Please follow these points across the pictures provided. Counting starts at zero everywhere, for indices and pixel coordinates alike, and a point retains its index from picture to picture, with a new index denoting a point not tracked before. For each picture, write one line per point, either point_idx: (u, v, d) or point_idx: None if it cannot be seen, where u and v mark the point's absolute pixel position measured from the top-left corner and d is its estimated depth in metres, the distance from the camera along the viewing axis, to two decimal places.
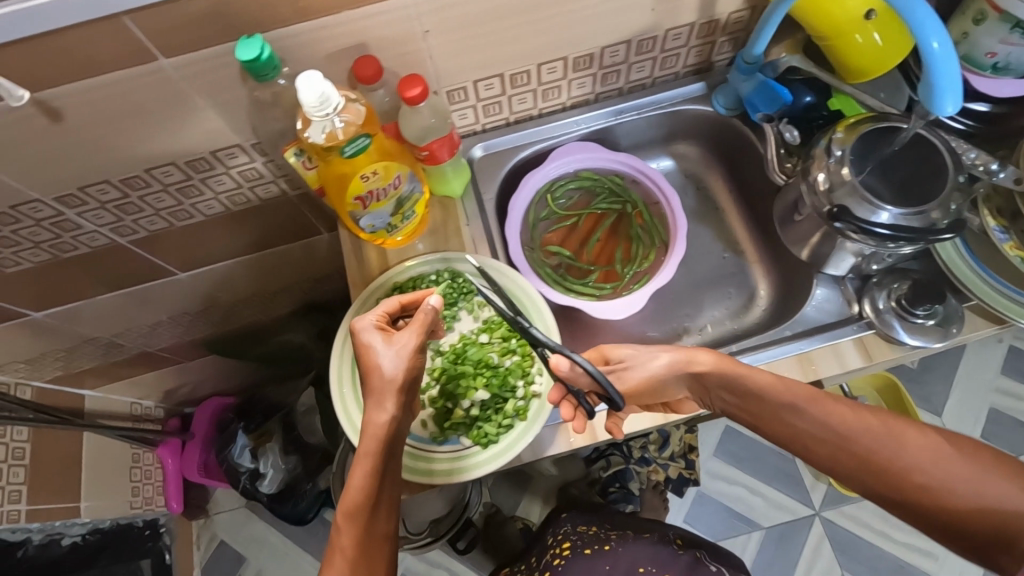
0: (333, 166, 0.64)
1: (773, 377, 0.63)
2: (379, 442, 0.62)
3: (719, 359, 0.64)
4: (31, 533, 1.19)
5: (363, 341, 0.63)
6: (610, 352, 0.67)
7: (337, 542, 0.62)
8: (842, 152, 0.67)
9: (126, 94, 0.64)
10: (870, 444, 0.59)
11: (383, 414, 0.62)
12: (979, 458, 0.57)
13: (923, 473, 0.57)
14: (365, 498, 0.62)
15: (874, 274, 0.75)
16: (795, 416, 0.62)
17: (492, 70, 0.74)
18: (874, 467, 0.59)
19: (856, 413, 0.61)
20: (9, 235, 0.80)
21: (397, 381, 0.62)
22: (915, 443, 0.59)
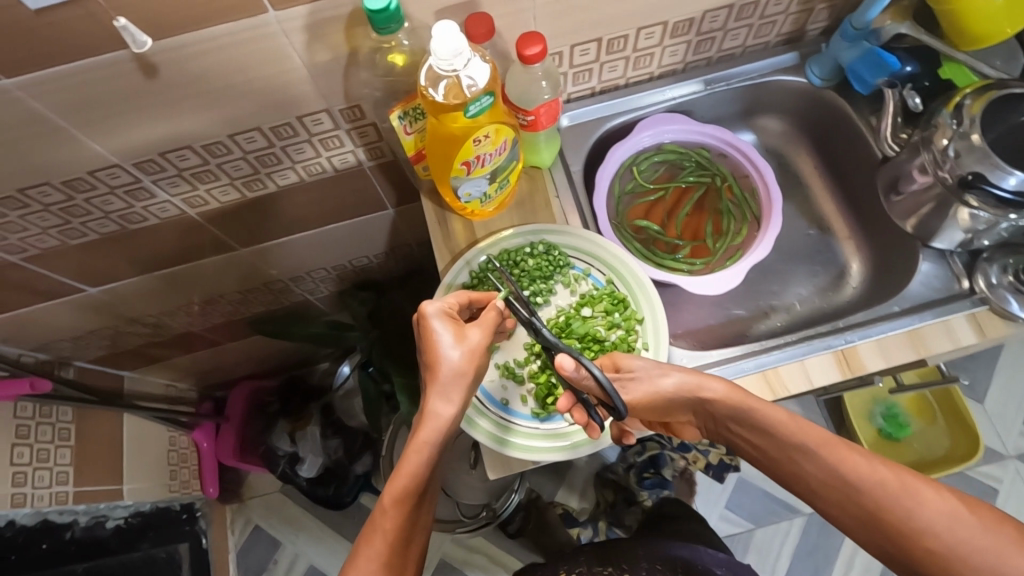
0: (445, 125, 0.61)
1: (789, 416, 0.59)
2: (439, 433, 0.61)
3: (729, 390, 0.61)
4: (76, 515, 1.06)
5: (433, 330, 0.62)
6: (623, 361, 0.65)
7: (375, 530, 0.58)
8: (969, 121, 0.65)
9: (227, 50, 0.61)
10: (880, 499, 0.54)
11: (448, 406, 0.61)
12: (992, 529, 0.52)
13: (935, 537, 0.52)
14: (414, 487, 0.59)
15: (985, 250, 0.73)
16: (803, 458, 0.58)
17: (592, 33, 0.71)
18: (882, 524, 0.54)
19: (869, 461, 0.56)
20: (81, 203, 0.76)
21: (465, 376, 0.62)
22: (927, 503, 0.53)
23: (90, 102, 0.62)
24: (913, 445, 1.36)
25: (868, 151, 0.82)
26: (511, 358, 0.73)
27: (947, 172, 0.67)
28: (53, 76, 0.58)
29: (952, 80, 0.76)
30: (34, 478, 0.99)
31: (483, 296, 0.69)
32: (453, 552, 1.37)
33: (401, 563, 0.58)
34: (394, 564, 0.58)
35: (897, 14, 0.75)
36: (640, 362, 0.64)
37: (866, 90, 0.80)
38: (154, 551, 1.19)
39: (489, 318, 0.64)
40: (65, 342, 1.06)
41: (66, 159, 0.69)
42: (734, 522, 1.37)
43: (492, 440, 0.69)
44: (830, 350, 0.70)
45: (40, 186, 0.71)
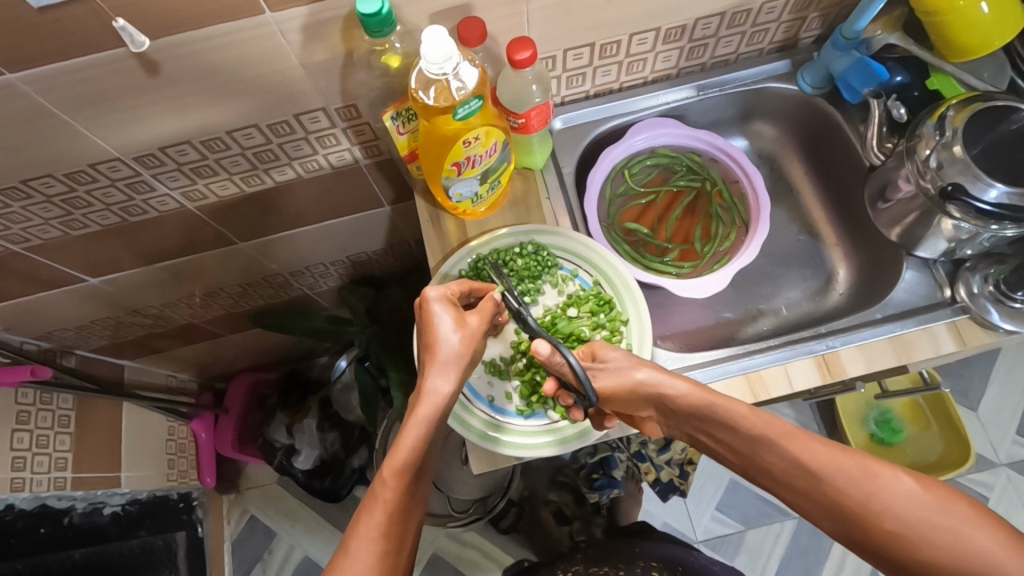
0: (436, 127, 0.62)
1: (748, 408, 0.59)
2: (438, 409, 0.60)
3: (690, 387, 0.62)
4: (74, 501, 1.08)
5: (433, 311, 0.64)
6: (600, 350, 0.68)
7: (373, 502, 0.55)
8: (953, 132, 0.66)
9: (225, 49, 0.62)
10: (839, 484, 0.53)
11: (448, 383, 0.61)
12: (955, 508, 0.49)
13: (898, 521, 0.50)
14: (414, 459, 0.57)
15: (967, 259, 0.74)
16: (763, 449, 0.57)
17: (584, 38, 0.73)
18: (844, 511, 0.52)
19: (828, 447, 0.54)
20: (82, 195, 0.78)
21: (463, 356, 0.62)
22: (886, 487, 0.51)
23: (91, 97, 0.64)
24: (904, 450, 1.37)
25: (857, 159, 0.83)
26: (496, 356, 0.75)
27: (930, 182, 0.68)
28: (56, 72, 0.60)
29: (939, 91, 0.77)
30: (33, 462, 1.02)
31: (482, 286, 0.70)
32: (447, 546, 1.40)
33: (400, 541, 0.54)
34: (392, 539, 0.53)
35: (888, 24, 0.76)
36: (616, 354, 0.67)
37: (856, 98, 0.81)
38: (151, 538, 1.23)
39: (487, 306, 0.66)
40: (66, 331, 1.08)
41: (68, 152, 0.71)
42: (725, 523, 1.39)
43: (478, 435, 0.70)
44: (812, 354, 0.72)
45: (43, 177, 0.73)
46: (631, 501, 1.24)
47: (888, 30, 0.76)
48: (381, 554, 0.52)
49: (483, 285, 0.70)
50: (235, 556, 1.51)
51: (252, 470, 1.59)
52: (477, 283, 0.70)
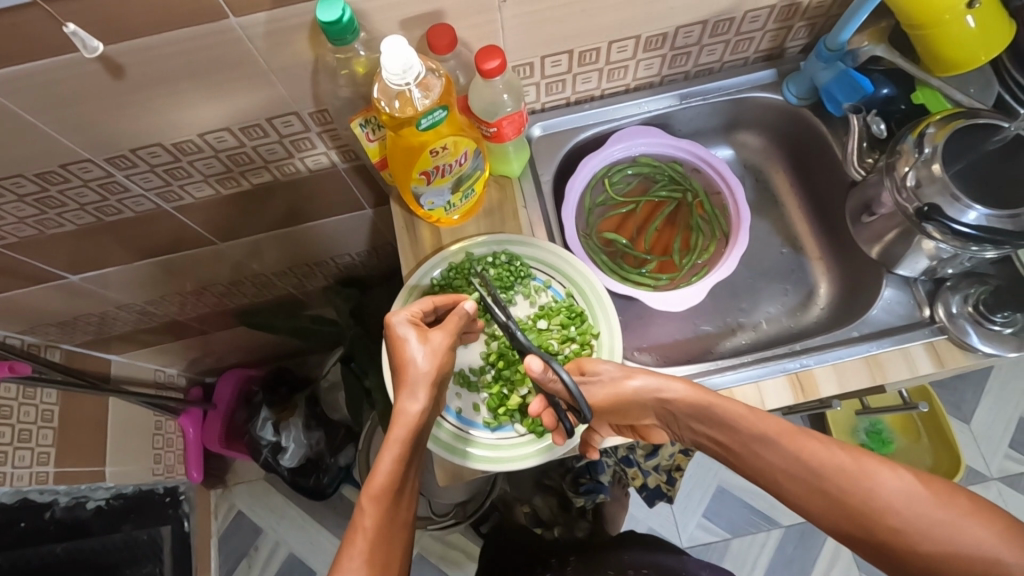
0: (402, 137, 0.62)
1: (747, 408, 0.58)
2: (410, 430, 0.58)
3: (689, 389, 0.61)
4: (56, 495, 1.08)
5: (399, 332, 0.62)
6: (588, 365, 0.66)
7: (355, 531, 0.55)
8: (933, 150, 0.65)
9: (191, 52, 0.61)
10: (839, 481, 0.52)
11: (417, 402, 0.59)
12: (953, 503, 0.49)
13: (898, 516, 0.50)
14: (392, 483, 0.56)
15: (948, 278, 0.73)
16: (762, 449, 0.56)
17: (561, 46, 0.71)
18: (845, 509, 0.52)
19: (826, 446, 0.54)
20: (55, 194, 0.77)
21: (432, 373, 0.60)
22: (886, 484, 0.51)
23: (57, 99, 0.63)
24: (895, 461, 1.36)
25: (841, 173, 0.83)
26: (466, 365, 0.74)
27: (907, 201, 0.67)
28: (18, 74, 0.59)
29: (925, 105, 0.75)
30: (15, 457, 1.00)
31: (450, 297, 0.68)
32: (431, 546, 1.39)
33: (386, 564, 0.54)
34: (377, 564, 0.54)
35: (874, 35, 0.74)
36: (607, 365, 0.66)
37: (839, 111, 0.80)
38: (136, 532, 1.21)
39: (454, 320, 0.64)
40: (50, 327, 1.07)
41: (36, 152, 0.70)
42: (711, 530, 1.38)
43: (441, 444, 0.69)
44: (785, 372, 0.70)
45: (13, 177, 0.72)
46: (617, 507, 1.23)
47: (874, 42, 0.74)
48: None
49: (450, 296, 0.68)
50: (220, 553, 1.49)
51: (240, 464, 1.56)
52: (444, 297, 0.68)
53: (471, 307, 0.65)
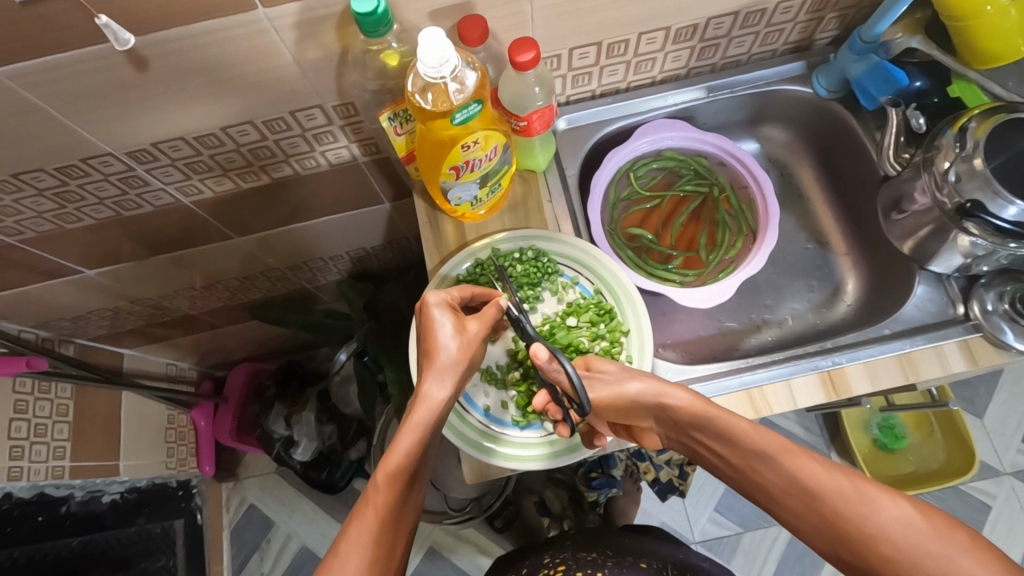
0: (433, 131, 0.61)
1: (747, 423, 0.55)
2: (435, 415, 0.58)
3: (692, 399, 0.59)
4: (72, 490, 1.05)
5: (434, 316, 0.62)
6: (595, 362, 0.65)
7: (366, 506, 0.52)
8: (972, 146, 0.64)
9: (217, 44, 0.60)
10: (834, 504, 0.49)
11: (444, 390, 0.59)
12: (953, 537, 0.45)
13: (892, 545, 0.46)
14: (410, 465, 0.55)
15: (983, 275, 0.72)
16: (760, 465, 0.54)
17: (590, 38, 0.70)
18: (839, 532, 0.49)
19: (826, 467, 0.51)
20: (74, 188, 0.76)
21: (461, 363, 0.60)
22: (883, 511, 0.47)
23: (81, 92, 0.62)
24: (907, 457, 1.35)
25: (870, 168, 0.82)
26: (493, 363, 0.73)
27: (947, 197, 0.66)
28: (43, 67, 0.58)
29: (961, 98, 0.74)
30: (31, 452, 0.99)
31: (485, 291, 0.68)
32: (443, 540, 1.39)
33: (392, 546, 0.52)
34: (384, 543, 0.51)
35: (909, 27, 0.73)
36: (611, 365, 0.65)
37: (872, 104, 0.78)
38: (149, 526, 1.20)
39: (490, 311, 0.63)
40: (65, 322, 1.06)
41: (57, 147, 0.69)
42: (723, 525, 1.37)
43: (468, 443, 0.69)
44: (816, 371, 0.70)
45: (34, 171, 0.71)
46: (628, 501, 1.22)
47: (909, 34, 0.73)
48: (372, 558, 0.50)
49: (487, 290, 0.67)
50: (233, 547, 1.48)
51: (252, 457, 1.54)
52: (479, 288, 0.67)
53: (505, 304, 0.64)
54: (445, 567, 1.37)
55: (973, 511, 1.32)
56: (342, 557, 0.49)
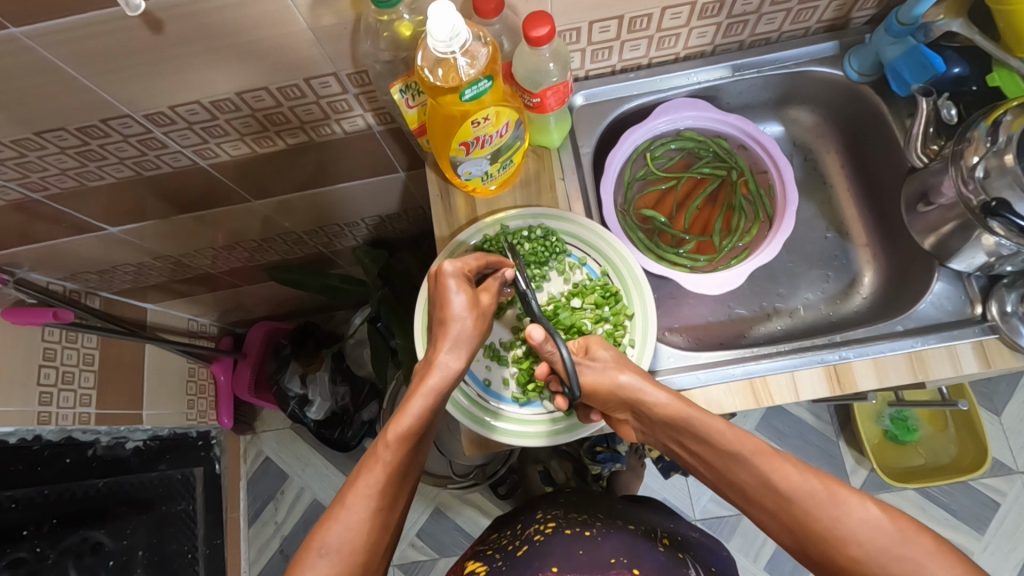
0: (444, 106, 0.60)
1: (724, 424, 0.56)
2: (447, 383, 0.59)
3: (670, 398, 0.59)
4: (98, 434, 1.09)
5: (448, 284, 0.62)
6: (592, 346, 0.65)
7: (372, 462, 0.54)
8: (1006, 141, 0.61)
9: (232, 9, 0.60)
10: (806, 506, 0.50)
11: (458, 360, 0.60)
12: (918, 541, 0.46)
13: (860, 545, 0.47)
14: (420, 428, 0.56)
15: (1006, 275, 0.69)
16: (734, 464, 0.55)
17: (612, 11, 0.67)
18: (809, 533, 0.50)
19: (801, 471, 0.52)
20: (95, 148, 0.78)
21: (475, 334, 0.61)
22: (853, 514, 0.48)
23: (99, 53, 0.63)
24: (917, 449, 1.34)
25: (899, 158, 0.79)
26: (495, 339, 0.74)
27: (972, 192, 0.64)
28: (61, 28, 0.58)
29: (1001, 88, 0.70)
30: (59, 398, 1.04)
31: (500, 260, 0.67)
32: (449, 501, 1.43)
33: (393, 500, 0.55)
34: (387, 496, 0.54)
35: (953, 8, 0.69)
36: (606, 354, 0.64)
37: (905, 91, 0.75)
38: (171, 472, 1.22)
39: (494, 283, 0.66)
40: (90, 275, 1.09)
41: (77, 107, 0.70)
42: (724, 505, 1.38)
43: (466, 416, 0.70)
44: (822, 364, 0.69)
45: (56, 130, 0.73)
46: (632, 476, 1.22)
47: (952, 16, 0.69)
48: (374, 510, 0.53)
49: (500, 260, 0.67)
50: (249, 495, 1.53)
51: (268, 413, 1.59)
52: (495, 258, 0.66)
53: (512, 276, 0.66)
54: (449, 526, 1.41)
55: (980, 507, 1.30)
56: (347, 507, 0.52)
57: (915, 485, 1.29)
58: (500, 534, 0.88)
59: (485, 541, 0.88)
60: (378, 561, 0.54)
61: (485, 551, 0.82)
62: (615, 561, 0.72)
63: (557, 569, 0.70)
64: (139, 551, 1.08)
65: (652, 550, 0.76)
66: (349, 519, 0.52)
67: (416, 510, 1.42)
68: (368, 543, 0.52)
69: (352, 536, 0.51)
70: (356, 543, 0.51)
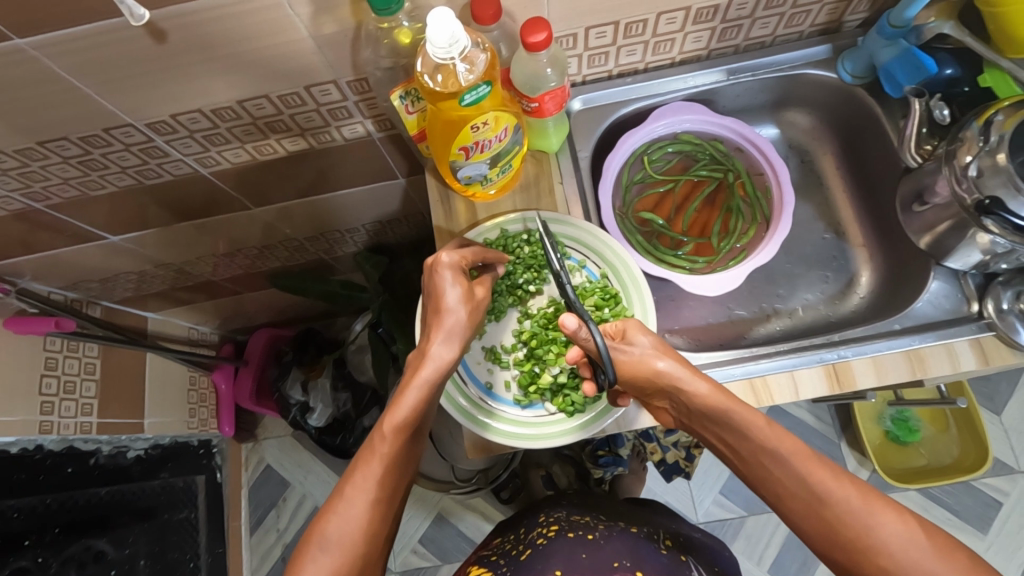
0: (444, 111, 0.61)
1: (764, 421, 0.56)
2: (441, 374, 0.59)
3: (711, 391, 0.58)
4: (99, 443, 1.08)
5: (441, 277, 0.62)
6: (630, 330, 0.63)
7: (370, 454, 0.55)
8: (999, 138, 0.62)
9: (233, 18, 0.60)
10: (842, 513, 0.52)
11: (451, 351, 0.60)
12: (950, 558, 0.49)
13: (892, 558, 0.50)
14: (414, 419, 0.56)
15: (1001, 273, 0.70)
16: (770, 462, 0.55)
17: (608, 17, 0.68)
18: (840, 538, 0.52)
19: (838, 480, 0.53)
20: (98, 157, 0.78)
21: (468, 325, 0.61)
22: (889, 527, 0.50)
23: (101, 63, 0.63)
24: (919, 450, 1.34)
25: (894, 159, 0.80)
26: (497, 343, 0.75)
27: (966, 191, 0.65)
28: (65, 38, 0.59)
29: (993, 88, 0.72)
30: (61, 407, 1.02)
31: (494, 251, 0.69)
32: (451, 506, 1.43)
33: (392, 492, 0.55)
34: (385, 488, 0.54)
35: (944, 11, 0.70)
36: (645, 338, 0.62)
37: (897, 93, 0.76)
38: (173, 480, 1.23)
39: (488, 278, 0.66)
40: (92, 283, 1.09)
41: (80, 116, 0.70)
42: (727, 507, 1.38)
43: (469, 418, 0.70)
44: (821, 363, 0.69)
45: (59, 140, 0.73)
46: (634, 479, 1.22)
47: (943, 18, 0.70)
48: (372, 501, 0.53)
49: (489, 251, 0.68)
50: (250, 503, 1.53)
51: (270, 420, 1.58)
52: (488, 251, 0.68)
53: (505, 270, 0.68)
54: (451, 532, 1.41)
55: (984, 508, 1.30)
56: (345, 499, 0.53)
57: (917, 486, 1.29)
58: (504, 537, 0.88)
59: (488, 547, 0.88)
60: (378, 552, 0.54)
61: (488, 556, 0.82)
62: (619, 565, 0.73)
63: (560, 572, 0.72)
64: (142, 560, 1.09)
65: (654, 551, 0.77)
66: (348, 511, 0.52)
67: (419, 516, 1.42)
68: (368, 534, 0.53)
69: (351, 529, 0.52)
70: (356, 535, 0.52)
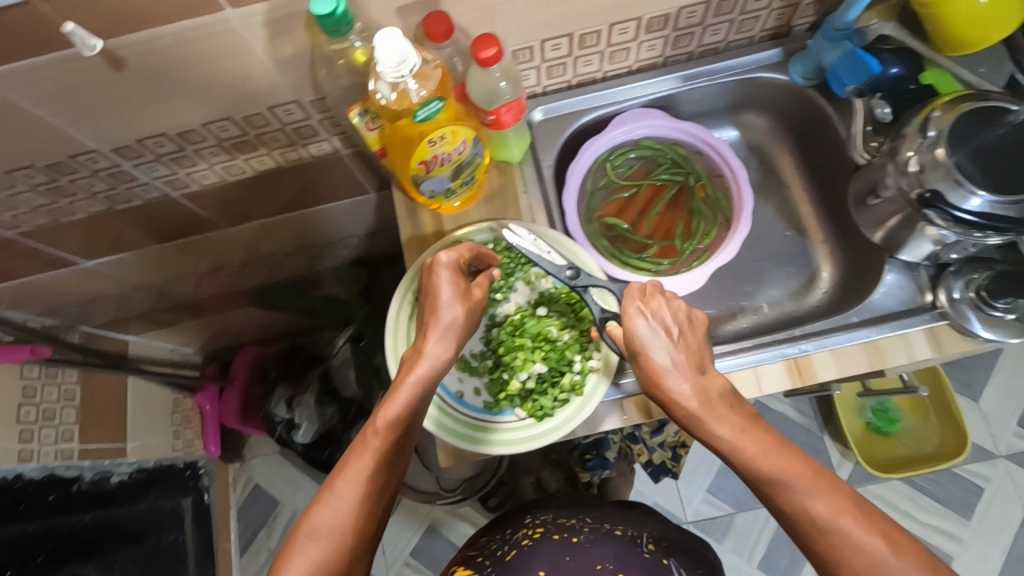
0: (401, 128, 0.63)
1: (737, 434, 0.54)
2: (435, 372, 0.59)
3: (696, 408, 0.57)
4: (82, 469, 1.08)
5: (439, 276, 0.63)
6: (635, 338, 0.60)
7: (362, 447, 0.56)
8: (938, 132, 0.65)
9: (190, 43, 0.62)
10: (806, 525, 0.51)
11: (447, 349, 0.61)
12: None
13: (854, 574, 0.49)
14: (408, 415, 0.57)
15: (952, 263, 0.72)
16: (741, 468, 0.55)
17: (560, 30, 0.70)
18: (809, 544, 0.51)
19: (803, 492, 0.51)
20: (65, 184, 0.79)
21: (464, 324, 0.62)
22: (858, 546, 0.49)
23: (61, 92, 0.64)
24: (901, 440, 1.35)
25: (847, 156, 0.82)
26: (468, 352, 0.76)
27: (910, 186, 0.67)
28: (23, 69, 0.60)
29: (935, 85, 0.74)
30: (40, 435, 1.01)
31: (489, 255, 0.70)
32: (441, 517, 1.43)
33: (383, 486, 0.56)
34: (376, 481, 0.55)
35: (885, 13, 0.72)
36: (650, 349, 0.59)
37: (844, 93, 0.78)
38: (158, 503, 1.22)
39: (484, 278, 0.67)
40: (69, 310, 1.09)
41: (44, 144, 0.71)
42: (715, 505, 1.40)
43: (445, 432, 0.68)
44: (783, 358, 0.71)
45: (25, 168, 0.74)
46: (622, 482, 1.21)
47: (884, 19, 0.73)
48: (363, 495, 0.54)
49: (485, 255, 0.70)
50: (239, 523, 1.52)
51: (256, 439, 1.58)
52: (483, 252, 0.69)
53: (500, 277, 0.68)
54: (442, 542, 1.41)
55: (966, 494, 1.32)
56: (335, 492, 0.54)
57: (900, 476, 1.30)
58: (491, 536, 0.88)
59: (475, 545, 0.87)
60: (365, 547, 0.55)
61: (475, 556, 0.82)
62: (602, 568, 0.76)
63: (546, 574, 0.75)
64: None
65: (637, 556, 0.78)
66: (339, 503, 0.53)
67: (409, 529, 1.42)
68: (356, 527, 0.53)
69: (340, 521, 0.53)
70: (344, 528, 0.53)
